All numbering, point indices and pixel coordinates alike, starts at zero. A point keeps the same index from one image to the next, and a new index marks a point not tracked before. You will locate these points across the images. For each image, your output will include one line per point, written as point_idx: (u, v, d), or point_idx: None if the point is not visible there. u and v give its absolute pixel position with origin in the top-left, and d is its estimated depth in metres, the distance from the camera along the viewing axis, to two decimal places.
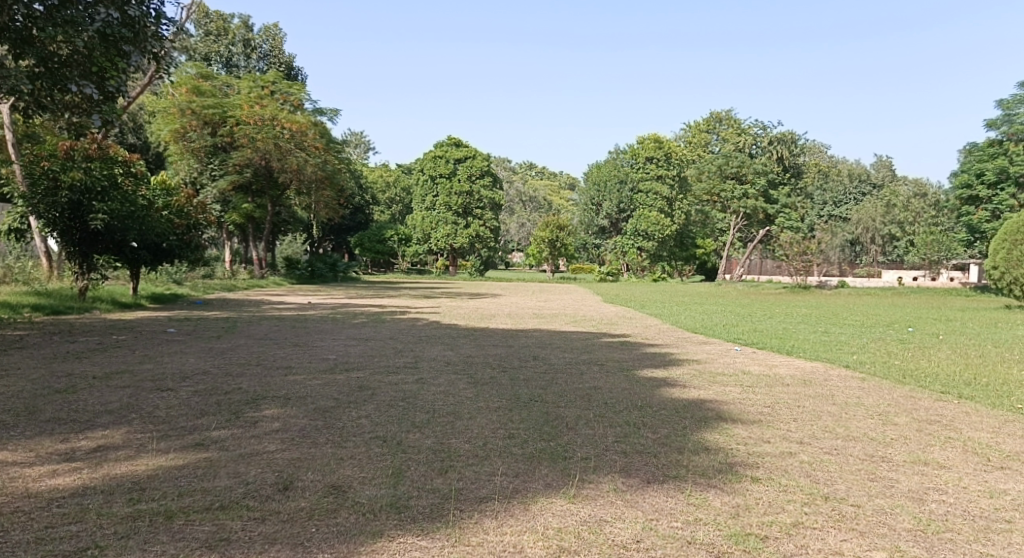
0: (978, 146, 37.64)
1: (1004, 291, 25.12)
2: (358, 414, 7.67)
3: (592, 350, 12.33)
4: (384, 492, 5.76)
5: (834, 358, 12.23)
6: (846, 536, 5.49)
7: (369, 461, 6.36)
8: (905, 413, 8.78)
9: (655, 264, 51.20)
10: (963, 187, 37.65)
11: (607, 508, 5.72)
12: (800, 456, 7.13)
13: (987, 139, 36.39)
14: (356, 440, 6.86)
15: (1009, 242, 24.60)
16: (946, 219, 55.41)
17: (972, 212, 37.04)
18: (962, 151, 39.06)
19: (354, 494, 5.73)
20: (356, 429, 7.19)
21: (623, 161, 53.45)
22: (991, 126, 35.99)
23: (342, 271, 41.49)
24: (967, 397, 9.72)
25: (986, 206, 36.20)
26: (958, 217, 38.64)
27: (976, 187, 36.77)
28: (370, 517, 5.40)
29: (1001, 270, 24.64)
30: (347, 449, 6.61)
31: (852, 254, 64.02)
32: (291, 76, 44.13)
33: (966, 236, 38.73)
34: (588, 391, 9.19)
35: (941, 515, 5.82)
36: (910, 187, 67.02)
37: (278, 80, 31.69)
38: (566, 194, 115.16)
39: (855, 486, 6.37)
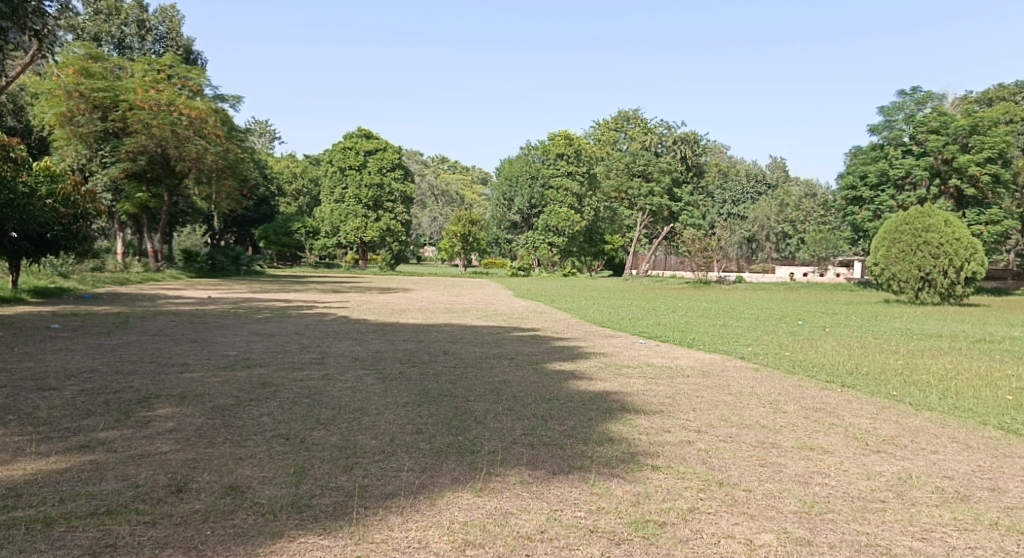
0: (862, 149, 39.62)
1: (885, 286, 26.58)
2: (260, 413, 7.57)
3: (501, 344, 12.46)
4: (285, 492, 5.73)
5: (730, 350, 12.72)
6: (738, 520, 5.77)
7: (270, 460, 6.31)
8: (794, 401, 9.24)
9: (565, 259, 51.93)
10: (848, 188, 39.62)
11: (513, 500, 5.84)
12: (698, 445, 7.42)
13: (871, 143, 38.64)
14: (256, 439, 6.78)
15: (887, 240, 26.02)
16: (834, 218, 58.41)
17: (856, 212, 39.00)
18: (848, 154, 41.06)
19: (253, 494, 5.68)
20: (256, 427, 7.10)
21: (535, 157, 54.17)
22: (875, 132, 37.92)
23: (245, 264, 40.48)
24: (849, 385, 10.30)
25: (869, 206, 38.07)
26: (843, 217, 40.55)
27: (860, 188, 38.75)
28: (270, 517, 5.37)
29: (881, 267, 26.07)
30: (246, 448, 6.53)
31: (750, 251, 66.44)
32: (190, 60, 42.77)
33: (851, 234, 40.73)
34: (497, 385, 9.31)
35: (824, 497, 6.18)
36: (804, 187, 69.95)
37: (175, 64, 30.76)
38: (478, 188, 115.47)
39: (747, 472, 6.69)
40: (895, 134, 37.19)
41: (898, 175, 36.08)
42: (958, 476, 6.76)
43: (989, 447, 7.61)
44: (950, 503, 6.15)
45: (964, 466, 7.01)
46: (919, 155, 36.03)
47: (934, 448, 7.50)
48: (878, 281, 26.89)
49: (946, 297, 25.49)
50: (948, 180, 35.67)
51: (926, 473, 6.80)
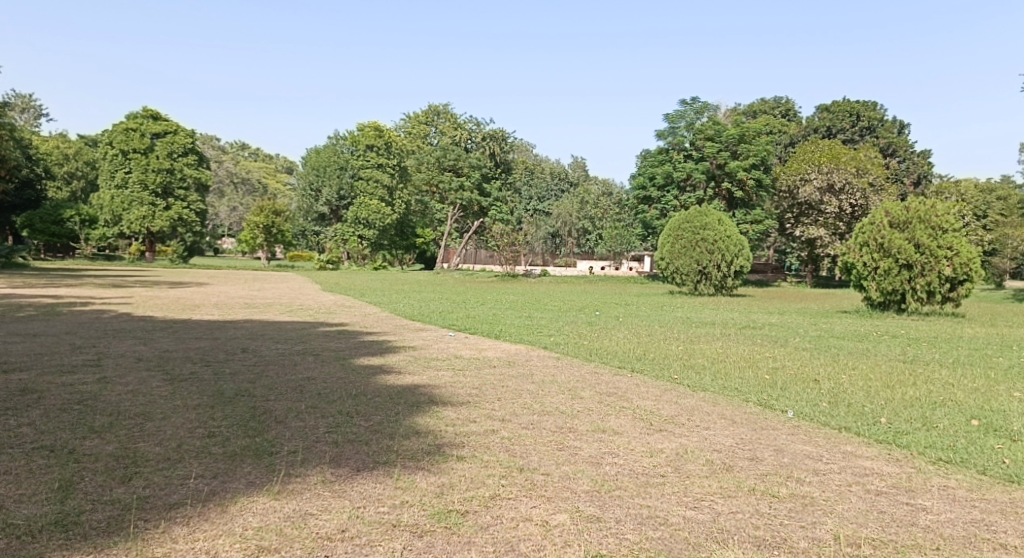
0: (650, 153, 42.17)
1: (670, 279, 28.45)
2: (19, 423, 6.97)
3: (306, 340, 12.16)
4: (48, 510, 5.33)
5: (534, 340, 13.18)
6: (536, 503, 6.01)
7: (30, 476, 5.84)
8: (589, 387, 9.73)
9: (375, 252, 51.43)
10: (638, 189, 41.90)
11: (313, 501, 5.76)
12: (501, 432, 7.65)
13: (657, 147, 41.17)
14: (15, 452, 6.26)
15: (673, 236, 27.88)
16: (629, 215, 61.96)
17: (646, 211, 41.40)
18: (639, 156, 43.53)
19: (8, 515, 5.24)
20: (15, 439, 6.54)
21: (342, 147, 53.70)
22: (661, 136, 40.60)
23: (7, 256, 36.67)
24: (639, 370, 11.04)
25: (657, 206, 40.56)
26: (634, 215, 42.89)
27: (649, 189, 41.18)
28: (29, 539, 4.99)
29: (666, 261, 27.99)
30: (1, 464, 6.00)
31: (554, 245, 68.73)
32: None
33: (642, 231, 42.90)
34: (300, 382, 9.10)
35: (613, 476, 6.58)
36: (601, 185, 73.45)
37: None
38: (283, 177, 111.87)
39: (546, 456, 6.99)
40: (678, 139, 40.46)
41: (681, 177, 39.01)
42: (725, 448, 7.45)
43: (749, 421, 8.48)
44: (718, 473, 6.76)
45: (730, 439, 7.73)
46: (697, 159, 39.40)
47: (706, 424, 8.21)
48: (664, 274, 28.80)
49: (718, 288, 27.94)
50: (721, 183, 39.33)
51: (699, 447, 7.42)
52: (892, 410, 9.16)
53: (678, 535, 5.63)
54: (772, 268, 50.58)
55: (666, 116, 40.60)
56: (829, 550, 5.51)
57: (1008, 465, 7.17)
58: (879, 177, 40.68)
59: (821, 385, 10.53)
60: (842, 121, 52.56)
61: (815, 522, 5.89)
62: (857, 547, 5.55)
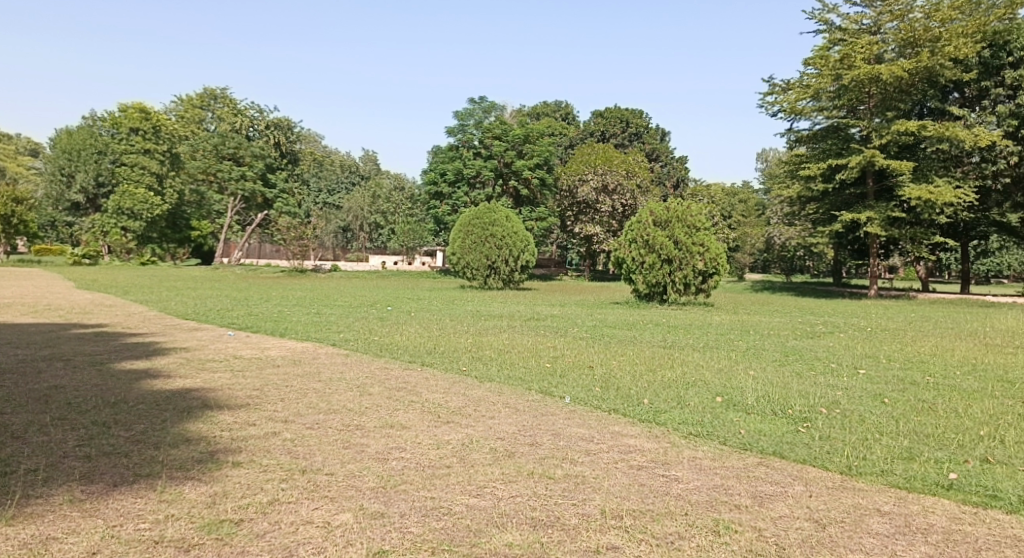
0: (442, 149, 41.56)
1: (460, 274, 28.64)
2: None
3: (57, 344, 10.96)
4: None
5: (322, 337, 12.74)
6: (317, 505, 5.81)
7: None
8: (378, 383, 9.60)
9: (143, 246, 47.33)
10: (430, 184, 40.87)
11: (58, 524, 5.22)
12: (283, 434, 7.31)
13: (447, 144, 40.82)
14: None
15: (463, 232, 28.03)
16: (420, 210, 61.97)
17: (437, 206, 40.46)
18: (431, 152, 42.81)
19: None
20: None
21: (101, 129, 49.48)
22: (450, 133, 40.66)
23: None
24: (429, 363, 11.07)
25: (448, 202, 39.85)
26: (426, 210, 41.77)
27: (441, 185, 40.35)
28: None
29: (457, 256, 28.25)
30: None
31: (344, 240, 67.39)
32: None
33: (433, 227, 42.32)
34: (48, 391, 8.17)
35: (398, 471, 6.60)
36: (389, 180, 72.97)
37: None
38: (27, 161, 100.71)
39: (330, 456, 6.81)
40: (468, 137, 40.54)
41: (472, 174, 39.32)
42: (506, 436, 7.78)
43: (531, 408, 8.90)
44: (500, 460, 7.05)
45: (512, 427, 8.09)
46: (486, 157, 40.20)
47: (492, 414, 8.56)
48: (456, 268, 28.92)
49: (506, 282, 28.69)
50: (507, 180, 40.65)
51: (484, 436, 7.70)
52: (652, 391, 9.91)
53: (459, 523, 5.76)
54: (553, 263, 52.72)
55: (456, 113, 40.68)
56: (597, 524, 5.95)
57: (745, 435, 8.20)
58: (645, 179, 43.29)
59: (594, 370, 11.10)
60: (614, 127, 55.63)
61: (586, 499, 6.36)
62: (620, 519, 6.06)
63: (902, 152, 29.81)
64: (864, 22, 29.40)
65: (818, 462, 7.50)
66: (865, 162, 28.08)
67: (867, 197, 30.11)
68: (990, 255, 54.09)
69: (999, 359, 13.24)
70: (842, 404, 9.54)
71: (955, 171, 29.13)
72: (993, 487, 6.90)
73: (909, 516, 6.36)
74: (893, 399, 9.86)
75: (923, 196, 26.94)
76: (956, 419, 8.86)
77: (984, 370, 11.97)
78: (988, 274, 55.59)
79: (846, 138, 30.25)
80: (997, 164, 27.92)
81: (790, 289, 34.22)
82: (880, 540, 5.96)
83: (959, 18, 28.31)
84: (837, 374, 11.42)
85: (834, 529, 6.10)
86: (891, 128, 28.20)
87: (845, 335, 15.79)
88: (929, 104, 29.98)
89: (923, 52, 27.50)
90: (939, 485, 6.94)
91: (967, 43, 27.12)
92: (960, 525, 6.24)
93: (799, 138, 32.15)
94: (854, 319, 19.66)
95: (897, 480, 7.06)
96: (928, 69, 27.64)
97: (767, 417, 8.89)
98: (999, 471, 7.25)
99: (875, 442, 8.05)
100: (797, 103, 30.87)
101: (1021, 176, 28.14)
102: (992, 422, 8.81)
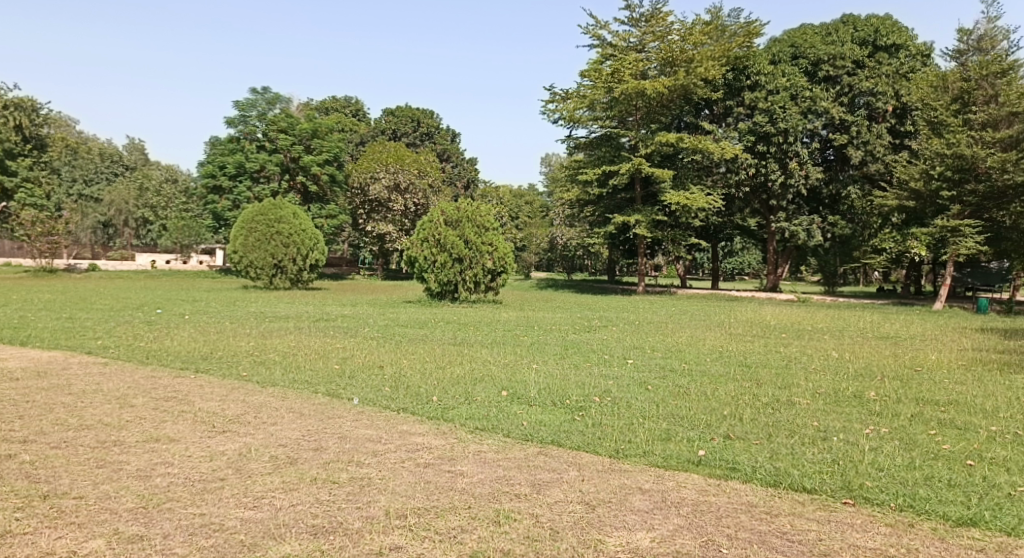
0: (220, 141, 39.46)
1: (241, 273, 27.03)
2: None
3: None
4: None
5: (76, 345, 11.43)
6: (61, 533, 5.55)
7: None
8: (143, 393, 8.83)
9: None
10: (207, 177, 38.58)
11: None
12: (20, 457, 6.68)
13: (227, 135, 38.69)
14: None
15: (246, 229, 26.45)
16: (194, 205, 58.27)
17: (216, 200, 38.30)
18: (207, 144, 40.52)
19: None
20: None
21: None
22: (230, 124, 38.62)
23: None
24: (204, 370, 10.30)
25: (228, 196, 37.82)
26: (202, 204, 39.35)
27: (219, 178, 38.15)
28: None
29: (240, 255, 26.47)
30: None
31: (106, 237, 61.98)
32: None
33: (212, 224, 39.35)
34: None
35: (163, 487, 6.29)
36: (158, 171, 68.14)
37: None
38: None
39: (81, 477, 6.35)
40: (250, 129, 38.70)
41: (256, 168, 37.35)
42: (289, 443, 7.49)
43: (316, 412, 8.54)
44: (280, 468, 6.85)
45: (295, 433, 7.77)
46: (271, 150, 38.44)
47: (273, 420, 8.12)
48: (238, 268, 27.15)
49: (295, 282, 27.72)
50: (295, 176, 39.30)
51: (264, 444, 7.40)
52: (439, 388, 9.82)
53: (232, 539, 5.64)
54: (342, 262, 51.68)
55: (236, 103, 38.77)
56: (380, 526, 5.96)
57: (526, 426, 8.28)
58: (436, 179, 43.73)
59: (384, 370, 10.84)
60: (405, 125, 55.46)
61: (370, 501, 6.33)
62: (405, 518, 6.10)
63: (663, 162, 32.10)
64: (629, 39, 30.61)
65: (588, 447, 7.73)
66: (633, 170, 29.81)
67: (636, 201, 31.79)
68: (738, 254, 59.73)
69: (743, 346, 14.53)
70: (612, 392, 9.96)
71: (706, 179, 32.36)
72: (732, 460, 7.43)
73: (666, 491, 6.75)
74: (656, 385, 10.47)
75: (680, 202, 29.24)
76: (705, 401, 9.56)
77: (729, 356, 13.09)
78: (735, 273, 61.39)
79: (617, 147, 31.60)
80: (738, 174, 31.27)
81: (569, 287, 35.40)
82: (641, 517, 6.29)
83: (708, 43, 30.59)
84: (610, 364, 11.97)
85: (602, 510, 6.38)
86: (654, 139, 30.29)
87: (617, 329, 16.59)
88: (685, 118, 32.90)
89: (679, 71, 29.58)
90: (691, 462, 7.37)
91: (715, 66, 29.53)
92: (706, 496, 6.67)
93: (576, 145, 32.83)
94: (624, 313, 20.80)
95: (657, 460, 7.43)
96: (682, 86, 29.83)
97: (546, 408, 9.08)
98: (738, 445, 7.83)
99: (638, 424, 8.46)
100: (574, 112, 31.23)
101: (755, 185, 31.75)
102: (732, 402, 9.60)
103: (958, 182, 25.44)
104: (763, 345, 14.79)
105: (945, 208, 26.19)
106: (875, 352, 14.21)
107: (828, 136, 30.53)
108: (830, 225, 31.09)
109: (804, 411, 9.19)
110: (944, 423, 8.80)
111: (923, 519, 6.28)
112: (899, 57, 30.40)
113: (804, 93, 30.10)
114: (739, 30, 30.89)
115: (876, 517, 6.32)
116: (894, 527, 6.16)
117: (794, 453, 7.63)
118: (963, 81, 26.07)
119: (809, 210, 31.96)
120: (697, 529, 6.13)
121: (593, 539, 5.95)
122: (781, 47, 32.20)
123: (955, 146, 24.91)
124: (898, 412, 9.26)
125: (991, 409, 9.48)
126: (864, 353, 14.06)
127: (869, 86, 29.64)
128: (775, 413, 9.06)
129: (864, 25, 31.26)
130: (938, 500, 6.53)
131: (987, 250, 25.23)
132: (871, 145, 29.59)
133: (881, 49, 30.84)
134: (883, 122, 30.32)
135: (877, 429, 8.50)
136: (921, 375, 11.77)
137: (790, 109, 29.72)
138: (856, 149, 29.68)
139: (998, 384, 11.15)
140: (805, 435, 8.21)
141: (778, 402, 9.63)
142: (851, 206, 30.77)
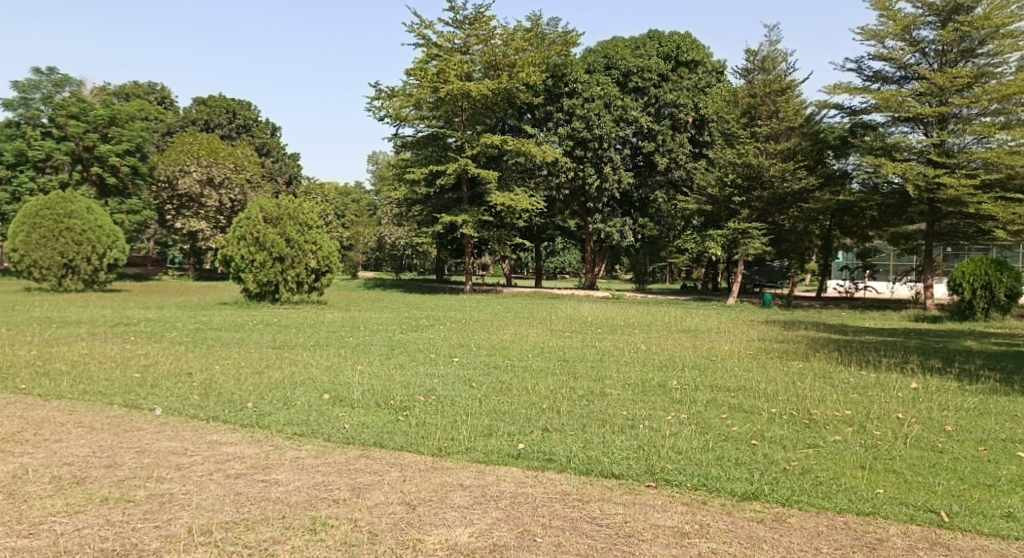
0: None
1: (23, 274, 24.38)
2: None
3: None
4: None
5: None
6: None
7: None
8: None
9: None
10: None
11: None
12: None
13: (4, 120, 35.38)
14: None
15: (29, 225, 24.06)
16: None
17: None
18: None
19: None
20: None
21: None
22: (8, 107, 35.05)
23: None
24: None
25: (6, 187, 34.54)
26: None
27: None
28: None
29: (19, 253, 24.02)
30: None
31: None
32: None
33: None
34: None
35: None
36: None
37: None
38: None
39: None
40: (33, 113, 35.27)
41: (40, 157, 34.26)
42: (74, 460, 6.70)
43: (109, 425, 7.69)
44: (64, 490, 6.11)
45: (83, 449, 6.96)
46: (58, 138, 35.12)
47: (56, 437, 7.23)
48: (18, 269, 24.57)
49: (88, 283, 25.35)
50: (88, 167, 36.04)
51: (44, 464, 6.57)
52: (255, 394, 9.15)
53: None
54: (149, 260, 48.22)
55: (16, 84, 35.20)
56: (180, 545, 5.44)
57: (347, 429, 7.83)
58: (254, 174, 42.51)
59: (193, 378, 9.95)
60: (219, 116, 52.68)
61: (169, 519, 5.76)
62: (209, 534, 5.58)
63: (488, 163, 32.23)
64: (454, 41, 30.18)
65: (409, 447, 7.41)
66: (459, 170, 29.44)
67: (462, 201, 31.58)
68: (559, 254, 61.30)
69: (564, 341, 14.72)
70: (437, 390, 9.68)
71: (529, 181, 32.90)
72: (549, 451, 7.37)
73: (485, 486, 6.55)
74: (480, 381, 10.31)
75: (505, 203, 29.46)
76: (525, 396, 9.49)
77: (550, 351, 13.20)
78: (556, 272, 62.98)
79: (444, 147, 31.23)
80: (559, 177, 31.94)
81: (396, 287, 34.53)
82: (460, 513, 6.06)
83: (529, 49, 30.97)
84: (435, 362, 11.71)
85: (421, 508, 6.10)
86: (480, 140, 30.15)
87: (443, 328, 16.33)
88: (508, 121, 33.13)
89: (502, 75, 29.69)
90: (510, 455, 7.23)
91: (536, 72, 29.98)
92: (524, 488, 6.53)
93: (403, 144, 31.84)
94: (450, 312, 20.57)
95: (478, 455, 7.23)
96: (506, 90, 29.96)
97: (370, 409, 8.67)
98: (554, 437, 7.79)
99: (461, 422, 8.23)
100: (400, 111, 30.30)
101: (574, 188, 32.81)
102: (550, 395, 9.61)
103: (748, 189, 27.49)
104: (582, 340, 15.05)
105: (737, 212, 28.02)
106: (681, 345, 14.85)
107: (638, 143, 32.09)
108: (639, 227, 32.39)
109: (615, 402, 9.34)
110: (738, 407, 9.22)
111: (714, 496, 6.44)
112: (698, 72, 32.77)
113: (615, 101, 31.39)
114: (557, 39, 31.62)
115: (675, 497, 6.41)
116: (690, 506, 6.27)
117: (606, 441, 7.68)
118: (751, 97, 27.86)
119: (621, 213, 32.94)
120: (514, 520, 5.98)
121: (411, 538, 5.67)
122: (596, 56, 33.16)
123: (747, 156, 26.77)
124: (696, 399, 9.63)
125: (776, 393, 10.08)
126: (670, 346, 14.67)
127: (672, 98, 31.67)
128: (589, 405, 9.14)
129: (668, 40, 33.09)
130: (727, 478, 6.74)
131: (769, 250, 27.50)
132: (674, 153, 31.65)
133: (682, 64, 33.07)
134: (685, 132, 32.23)
135: (678, 415, 8.76)
136: (719, 364, 12.43)
137: (604, 116, 30.82)
138: (662, 156, 31.69)
139: (787, 370, 11.94)
140: (614, 424, 8.31)
141: (592, 394, 9.74)
142: (658, 209, 32.14)
